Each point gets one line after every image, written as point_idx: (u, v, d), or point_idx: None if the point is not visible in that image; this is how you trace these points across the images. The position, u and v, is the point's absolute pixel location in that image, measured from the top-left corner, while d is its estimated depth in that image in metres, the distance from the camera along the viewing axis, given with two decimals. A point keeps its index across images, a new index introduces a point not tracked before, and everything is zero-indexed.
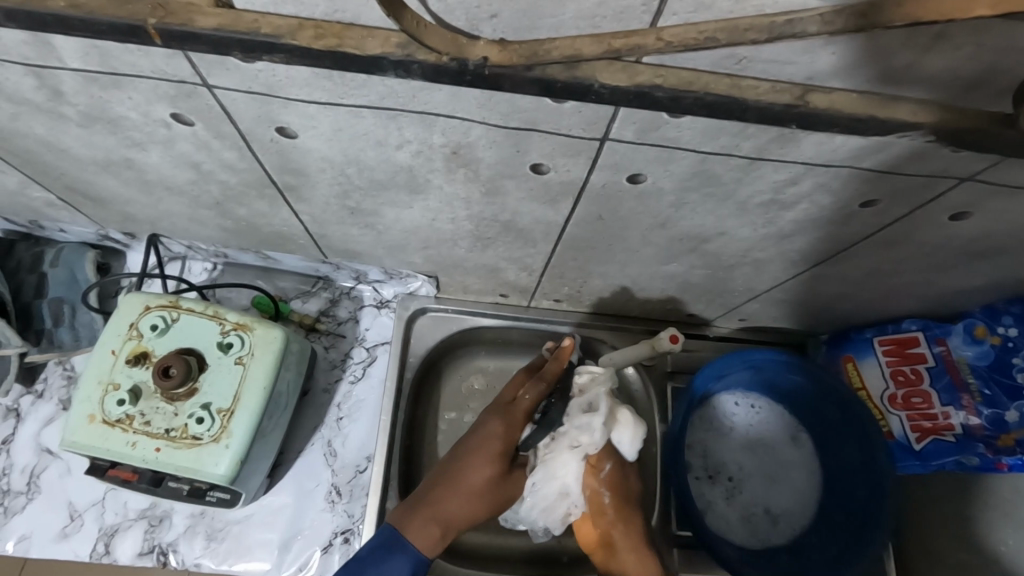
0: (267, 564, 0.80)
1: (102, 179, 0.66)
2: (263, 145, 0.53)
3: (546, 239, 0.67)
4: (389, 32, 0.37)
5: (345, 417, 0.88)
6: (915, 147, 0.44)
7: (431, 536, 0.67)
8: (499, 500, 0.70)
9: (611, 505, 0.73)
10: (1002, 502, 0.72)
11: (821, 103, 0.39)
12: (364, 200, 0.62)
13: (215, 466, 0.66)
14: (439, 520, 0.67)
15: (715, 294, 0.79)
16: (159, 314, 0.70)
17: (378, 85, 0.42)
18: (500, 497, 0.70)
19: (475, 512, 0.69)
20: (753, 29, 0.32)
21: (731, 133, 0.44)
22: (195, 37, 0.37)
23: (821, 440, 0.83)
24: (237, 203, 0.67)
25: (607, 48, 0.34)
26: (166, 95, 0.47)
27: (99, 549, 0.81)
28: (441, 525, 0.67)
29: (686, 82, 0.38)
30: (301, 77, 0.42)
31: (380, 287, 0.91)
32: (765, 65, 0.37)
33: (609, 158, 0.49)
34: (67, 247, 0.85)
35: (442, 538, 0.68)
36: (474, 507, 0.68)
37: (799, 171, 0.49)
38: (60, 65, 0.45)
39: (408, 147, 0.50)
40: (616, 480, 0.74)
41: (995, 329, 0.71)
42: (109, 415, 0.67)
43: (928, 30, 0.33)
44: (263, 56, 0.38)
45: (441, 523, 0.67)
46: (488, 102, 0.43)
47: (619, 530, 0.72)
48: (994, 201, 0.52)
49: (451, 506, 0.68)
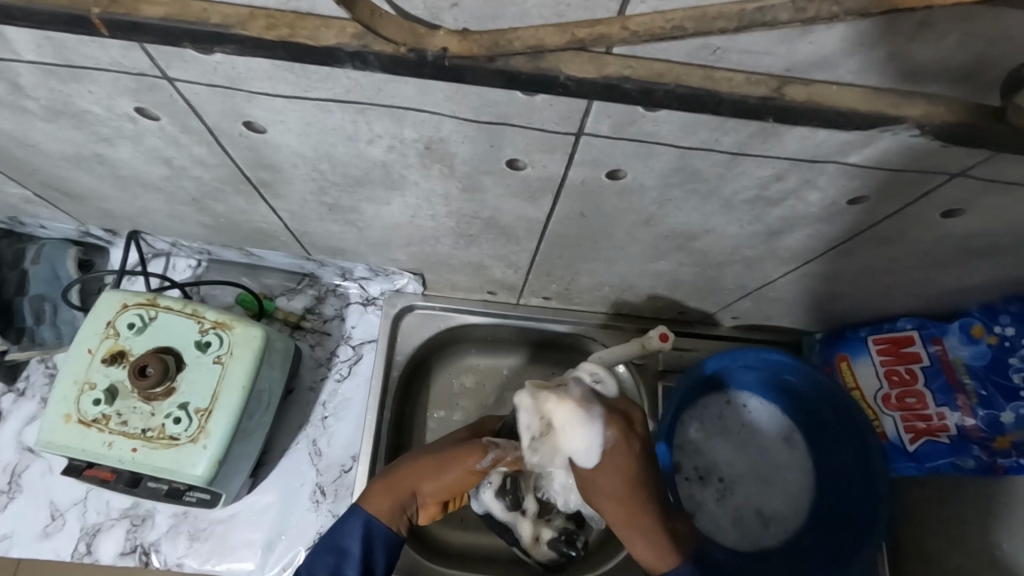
0: (251, 564, 0.79)
1: (76, 175, 0.65)
2: (232, 139, 0.51)
3: (530, 236, 0.65)
4: (345, 21, 0.35)
5: (331, 416, 0.87)
6: (904, 142, 0.42)
7: (379, 497, 0.65)
8: (457, 471, 0.66)
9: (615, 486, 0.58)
10: (997, 505, 0.70)
11: (800, 95, 0.37)
12: (341, 196, 0.60)
13: (192, 466, 0.65)
14: (388, 481, 0.66)
15: (705, 292, 0.77)
16: (136, 312, 0.69)
17: (341, 77, 0.41)
18: (458, 466, 0.66)
19: (429, 480, 0.66)
20: (724, 16, 0.30)
21: (711, 127, 0.42)
22: (142, 27, 0.36)
23: (813, 441, 0.82)
24: (215, 199, 0.66)
25: (571, 39, 0.32)
26: (128, 89, 0.46)
27: (81, 548, 0.80)
28: (392, 486, 0.66)
29: (658, 74, 0.36)
30: (261, 70, 0.41)
31: (367, 284, 0.89)
32: (741, 55, 0.36)
33: (586, 153, 0.47)
34: (48, 244, 0.84)
35: (395, 502, 0.66)
36: (426, 472, 0.66)
37: (784, 167, 0.47)
38: (16, 57, 0.44)
39: (379, 141, 0.49)
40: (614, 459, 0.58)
41: (992, 328, 0.70)
42: (85, 414, 0.66)
43: (911, 17, 0.32)
44: (214, 48, 0.37)
45: (395, 487, 0.66)
46: (457, 95, 0.41)
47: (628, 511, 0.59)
48: (987, 198, 0.50)
49: (402, 470, 0.67)
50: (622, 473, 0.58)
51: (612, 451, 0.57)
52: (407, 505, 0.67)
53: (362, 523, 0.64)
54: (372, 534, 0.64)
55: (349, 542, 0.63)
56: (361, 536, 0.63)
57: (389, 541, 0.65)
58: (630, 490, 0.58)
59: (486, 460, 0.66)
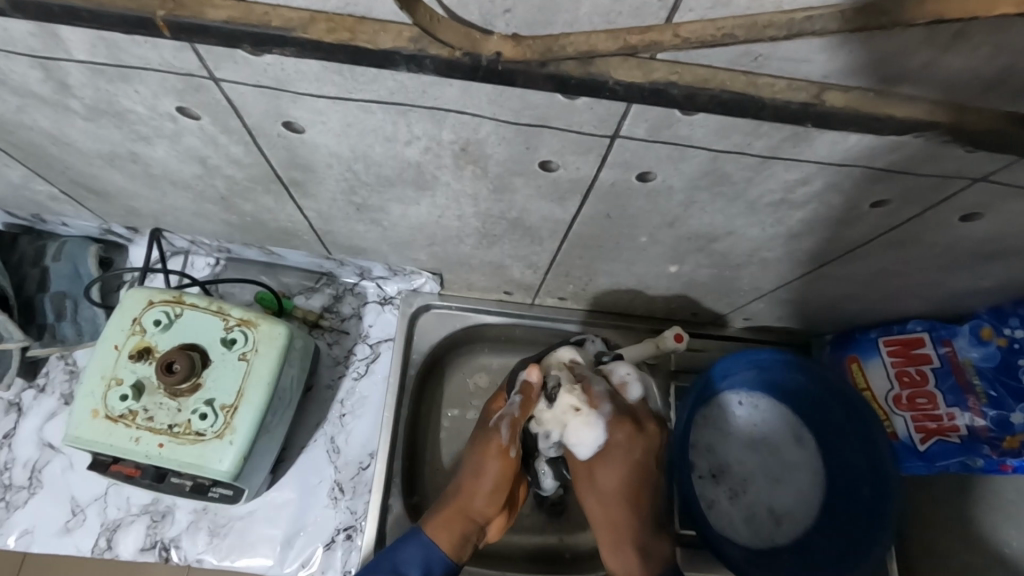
0: (270, 559, 0.80)
1: (108, 173, 0.66)
2: (270, 139, 0.52)
3: (553, 236, 0.66)
4: (402, 26, 0.36)
5: (348, 413, 0.88)
6: (931, 147, 0.43)
7: (444, 532, 0.73)
8: (492, 466, 0.73)
9: (618, 502, 0.72)
10: (1004, 503, 0.73)
11: (839, 102, 0.38)
12: (370, 196, 0.61)
13: (218, 461, 0.66)
14: (446, 520, 0.74)
15: (721, 293, 0.78)
16: (162, 308, 0.70)
17: (388, 79, 0.42)
18: (489, 459, 0.73)
19: (476, 499, 0.74)
20: (773, 26, 0.32)
21: (745, 131, 0.43)
22: (205, 29, 0.37)
23: (826, 440, 0.83)
24: (243, 198, 0.67)
25: (624, 45, 0.34)
26: (174, 89, 0.47)
27: (102, 544, 0.80)
28: (451, 521, 0.74)
29: (702, 80, 0.38)
30: (310, 71, 0.42)
31: (384, 284, 0.90)
32: (781, 63, 0.37)
33: (620, 155, 0.48)
34: (69, 241, 0.85)
35: (456, 536, 0.73)
36: (472, 492, 0.73)
37: (811, 171, 0.48)
38: (66, 57, 0.45)
39: (417, 142, 0.50)
40: (621, 455, 0.70)
41: (1002, 330, 0.71)
42: (112, 410, 0.67)
43: (949, 29, 0.33)
44: (272, 50, 0.38)
45: (449, 523, 0.74)
46: (499, 98, 0.42)
47: (629, 525, 0.74)
48: (1007, 203, 0.51)
49: (453, 505, 0.74)
50: (615, 483, 0.71)
51: (632, 455, 0.71)
52: (469, 532, 0.74)
53: (421, 555, 0.72)
54: (430, 560, 0.72)
55: (405, 566, 0.71)
56: (419, 564, 0.71)
57: (448, 568, 0.73)
58: (616, 501, 0.72)
59: (503, 434, 0.72)
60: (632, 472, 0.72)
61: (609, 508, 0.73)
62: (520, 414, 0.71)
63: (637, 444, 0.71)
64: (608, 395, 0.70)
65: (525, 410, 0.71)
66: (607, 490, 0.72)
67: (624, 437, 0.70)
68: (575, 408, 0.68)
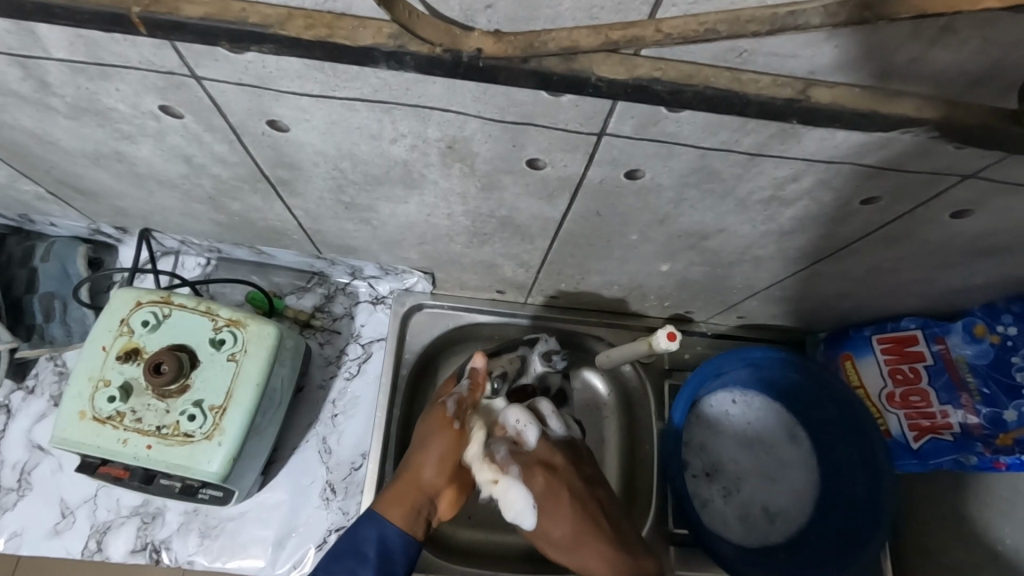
0: (262, 560, 0.80)
1: (93, 173, 0.65)
2: (255, 138, 0.52)
3: (544, 235, 0.66)
4: (381, 22, 0.36)
5: (341, 413, 0.87)
6: (920, 144, 0.43)
7: (395, 504, 0.70)
8: (438, 442, 0.72)
9: (573, 533, 0.70)
10: (997, 500, 0.72)
11: (824, 97, 0.38)
12: (359, 195, 0.61)
13: (207, 463, 0.65)
14: (397, 491, 0.71)
15: (713, 292, 0.78)
16: (150, 309, 0.69)
17: (371, 76, 0.41)
18: (437, 434, 0.72)
19: (425, 470, 0.71)
20: (756, 20, 0.31)
21: (733, 128, 0.43)
22: (182, 26, 0.37)
23: (820, 438, 0.83)
24: (231, 197, 0.66)
25: (606, 40, 0.33)
26: (155, 87, 0.46)
27: (92, 546, 0.80)
28: (401, 495, 0.70)
29: (687, 76, 0.37)
30: (291, 68, 0.41)
31: (376, 283, 0.90)
32: (767, 59, 0.37)
33: (608, 152, 0.48)
34: (58, 241, 0.85)
35: (407, 510, 0.70)
36: (420, 463, 0.71)
37: (800, 168, 0.48)
38: (45, 55, 0.44)
39: (403, 140, 0.49)
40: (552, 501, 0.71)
41: (995, 327, 0.70)
42: (100, 411, 0.66)
43: (935, 23, 0.32)
44: (251, 47, 0.37)
45: (400, 497, 0.70)
46: (483, 95, 0.42)
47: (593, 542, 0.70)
48: (998, 199, 0.51)
49: (400, 479, 0.72)
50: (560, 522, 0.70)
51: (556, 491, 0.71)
52: (419, 506, 0.71)
53: (377, 533, 0.68)
54: (387, 538, 0.68)
55: (364, 546, 0.67)
56: (376, 544, 0.68)
57: (406, 548, 0.69)
58: (569, 536, 0.70)
59: (450, 409, 0.73)
60: (570, 511, 0.71)
61: (567, 539, 0.70)
62: (468, 396, 0.74)
63: (559, 485, 0.71)
64: (511, 457, 0.72)
65: (474, 395, 0.75)
66: (556, 537, 0.70)
67: (544, 480, 0.71)
68: (492, 480, 0.71)
